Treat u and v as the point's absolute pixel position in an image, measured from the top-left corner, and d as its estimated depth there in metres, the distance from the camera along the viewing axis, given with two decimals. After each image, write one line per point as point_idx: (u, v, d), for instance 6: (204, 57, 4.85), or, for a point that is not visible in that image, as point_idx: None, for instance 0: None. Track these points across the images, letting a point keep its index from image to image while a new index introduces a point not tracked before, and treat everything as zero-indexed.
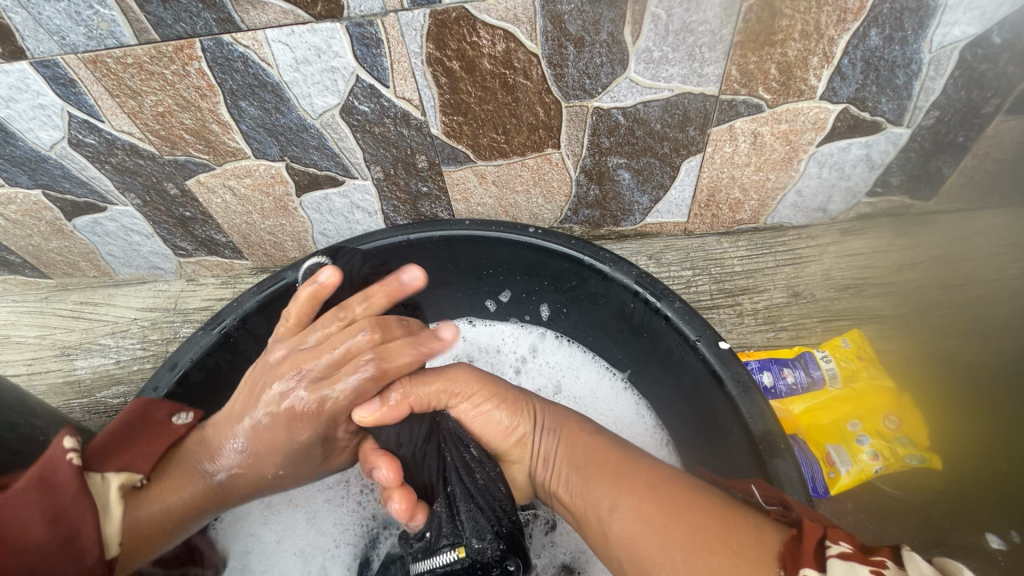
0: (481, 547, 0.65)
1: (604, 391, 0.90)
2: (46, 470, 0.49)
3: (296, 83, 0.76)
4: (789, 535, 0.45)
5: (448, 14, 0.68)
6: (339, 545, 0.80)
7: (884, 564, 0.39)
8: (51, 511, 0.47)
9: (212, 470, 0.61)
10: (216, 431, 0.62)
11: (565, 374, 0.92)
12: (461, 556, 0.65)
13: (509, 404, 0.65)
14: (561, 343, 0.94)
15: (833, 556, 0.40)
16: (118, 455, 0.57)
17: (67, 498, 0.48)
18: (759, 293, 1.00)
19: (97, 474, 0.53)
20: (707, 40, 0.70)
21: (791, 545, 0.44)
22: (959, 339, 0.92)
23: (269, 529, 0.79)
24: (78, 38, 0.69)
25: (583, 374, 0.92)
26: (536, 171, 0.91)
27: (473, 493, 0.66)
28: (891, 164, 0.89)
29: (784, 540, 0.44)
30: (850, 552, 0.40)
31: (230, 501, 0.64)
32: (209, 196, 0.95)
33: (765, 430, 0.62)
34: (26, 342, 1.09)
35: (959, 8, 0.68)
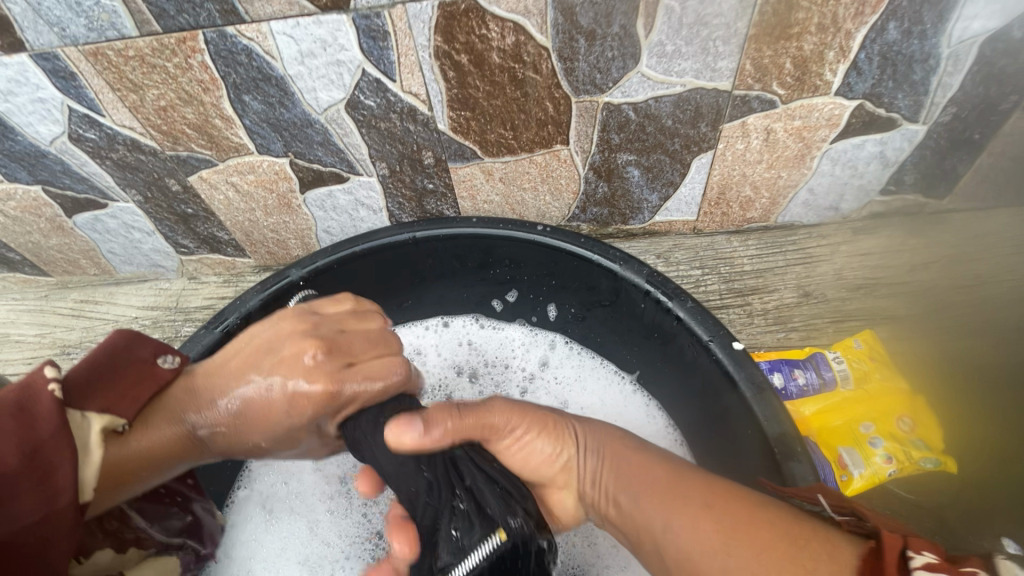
0: (519, 525, 0.57)
1: (615, 399, 0.88)
2: (23, 399, 0.43)
3: (301, 77, 0.75)
4: (866, 545, 0.42)
5: (457, 6, 0.66)
6: (348, 555, 0.79)
7: None
8: (29, 444, 0.41)
9: (197, 422, 0.55)
10: (208, 382, 0.57)
11: (576, 387, 0.90)
12: (503, 539, 0.55)
13: (550, 431, 0.62)
14: (572, 355, 0.92)
15: (918, 567, 0.37)
16: (100, 392, 0.49)
17: (42, 436, 0.42)
18: (770, 293, 0.99)
19: (76, 411, 0.47)
20: (722, 33, 0.69)
21: (870, 557, 0.40)
22: (973, 341, 0.90)
23: (271, 538, 0.78)
24: (78, 30, 0.68)
25: (594, 384, 0.90)
26: (544, 167, 0.89)
27: (495, 476, 0.62)
28: (906, 162, 0.87)
29: (862, 551, 0.41)
30: (937, 563, 0.37)
31: (208, 454, 0.58)
32: (212, 192, 0.93)
33: (780, 433, 0.61)
34: (26, 340, 1.08)
35: (980, 1, 0.66)
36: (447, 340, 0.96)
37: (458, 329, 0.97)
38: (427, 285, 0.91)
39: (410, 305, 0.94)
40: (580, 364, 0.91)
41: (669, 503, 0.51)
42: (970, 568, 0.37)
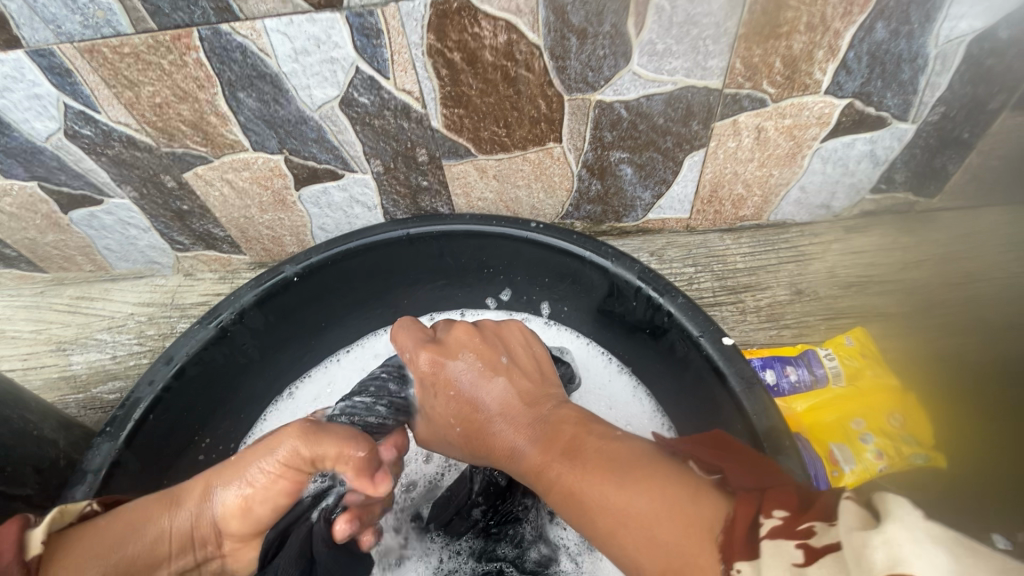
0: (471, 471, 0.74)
1: (600, 374, 0.88)
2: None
3: (295, 75, 0.75)
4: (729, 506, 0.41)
5: (449, 4, 0.67)
6: None
7: (809, 533, 0.35)
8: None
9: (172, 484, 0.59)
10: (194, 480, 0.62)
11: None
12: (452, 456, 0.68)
13: (475, 457, 0.63)
14: (549, 326, 0.93)
15: (763, 533, 0.37)
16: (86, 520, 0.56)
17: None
18: (762, 290, 0.99)
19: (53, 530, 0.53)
20: (711, 32, 0.69)
21: (728, 518, 0.40)
22: (961, 338, 0.91)
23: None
24: (73, 27, 0.68)
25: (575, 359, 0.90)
26: (538, 165, 0.90)
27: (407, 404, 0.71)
28: (896, 161, 0.88)
29: (721, 514, 0.40)
30: (780, 524, 0.37)
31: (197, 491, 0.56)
32: (207, 189, 0.94)
33: (769, 427, 0.61)
34: (22, 337, 1.08)
35: (965, 1, 0.67)
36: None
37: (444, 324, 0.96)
38: (420, 281, 0.92)
39: (404, 304, 0.94)
40: (558, 337, 0.92)
41: (582, 516, 0.47)
42: (807, 524, 0.36)
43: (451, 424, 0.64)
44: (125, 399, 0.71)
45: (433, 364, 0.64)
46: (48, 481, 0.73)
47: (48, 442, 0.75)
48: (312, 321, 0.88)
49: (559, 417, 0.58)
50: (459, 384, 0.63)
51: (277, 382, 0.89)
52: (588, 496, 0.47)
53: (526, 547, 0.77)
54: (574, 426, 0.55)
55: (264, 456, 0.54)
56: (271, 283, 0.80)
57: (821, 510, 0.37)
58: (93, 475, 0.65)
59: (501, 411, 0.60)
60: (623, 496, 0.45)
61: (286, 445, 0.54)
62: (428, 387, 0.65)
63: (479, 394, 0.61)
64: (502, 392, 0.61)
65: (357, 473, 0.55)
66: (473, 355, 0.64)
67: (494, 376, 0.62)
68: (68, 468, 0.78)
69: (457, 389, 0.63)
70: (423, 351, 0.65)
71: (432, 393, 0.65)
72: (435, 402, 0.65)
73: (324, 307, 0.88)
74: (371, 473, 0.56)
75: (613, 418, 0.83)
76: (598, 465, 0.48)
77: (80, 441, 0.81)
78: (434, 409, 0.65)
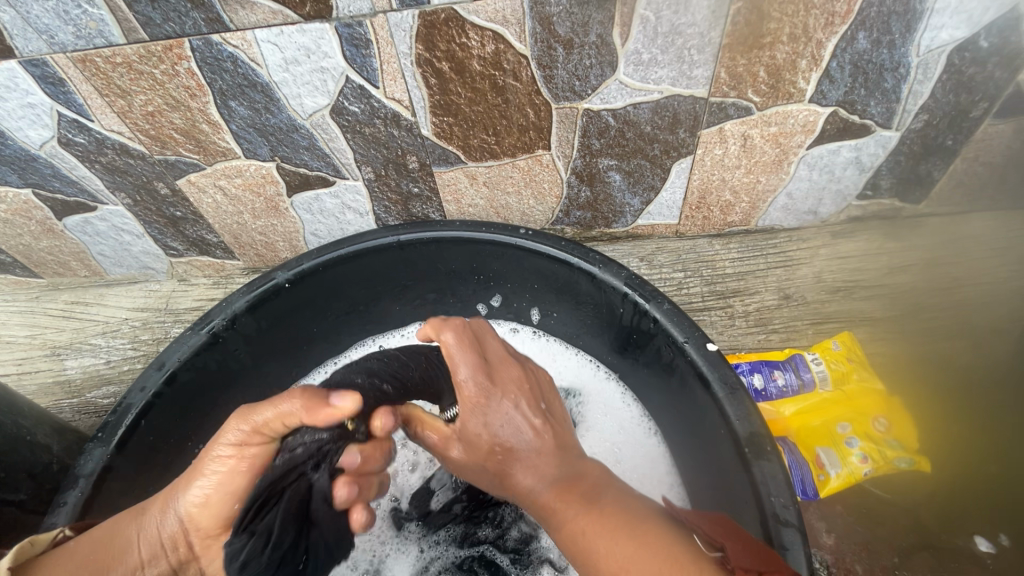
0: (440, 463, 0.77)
1: (589, 384, 0.90)
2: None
3: (286, 84, 0.76)
4: None
5: (437, 15, 0.68)
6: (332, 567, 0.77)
7: None
8: None
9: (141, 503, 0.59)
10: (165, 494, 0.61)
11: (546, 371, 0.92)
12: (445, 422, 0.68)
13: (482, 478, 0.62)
14: (538, 336, 0.95)
15: None
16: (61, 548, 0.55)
17: None
18: (750, 295, 1.00)
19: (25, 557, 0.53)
20: (696, 42, 0.70)
21: None
22: (947, 343, 0.92)
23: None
24: (66, 37, 0.69)
25: (566, 368, 0.92)
26: (527, 172, 0.91)
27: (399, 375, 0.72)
28: (882, 167, 0.89)
29: None
30: None
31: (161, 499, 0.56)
32: (200, 196, 0.95)
33: (751, 432, 0.62)
34: (16, 341, 1.08)
35: (945, 12, 0.68)
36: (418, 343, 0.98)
37: None
38: (411, 286, 0.92)
39: (397, 309, 0.96)
40: (548, 347, 0.94)
41: (588, 559, 0.52)
42: None
43: (476, 450, 0.60)
44: (117, 405, 0.72)
45: (486, 396, 0.58)
46: (41, 486, 0.74)
47: (41, 447, 0.75)
48: (303, 327, 0.89)
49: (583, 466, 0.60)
50: (505, 422, 0.58)
51: (269, 388, 0.90)
52: (596, 545, 0.52)
53: (506, 527, 0.79)
54: (592, 475, 0.59)
55: (215, 444, 0.56)
56: (262, 289, 0.80)
57: None
58: (85, 481, 0.66)
59: (533, 454, 0.58)
60: (630, 549, 0.50)
61: (234, 427, 0.55)
62: (473, 414, 0.58)
63: (520, 434, 0.58)
64: (538, 436, 0.59)
65: (308, 407, 0.55)
66: (524, 394, 0.60)
67: (537, 419, 0.59)
68: (61, 473, 0.78)
69: (495, 427, 0.58)
70: (475, 377, 0.58)
71: (475, 418, 0.58)
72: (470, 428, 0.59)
73: (315, 313, 0.88)
74: (324, 403, 0.55)
75: (606, 427, 0.85)
76: (613, 516, 0.53)
77: (73, 446, 0.82)
78: (467, 433, 0.60)
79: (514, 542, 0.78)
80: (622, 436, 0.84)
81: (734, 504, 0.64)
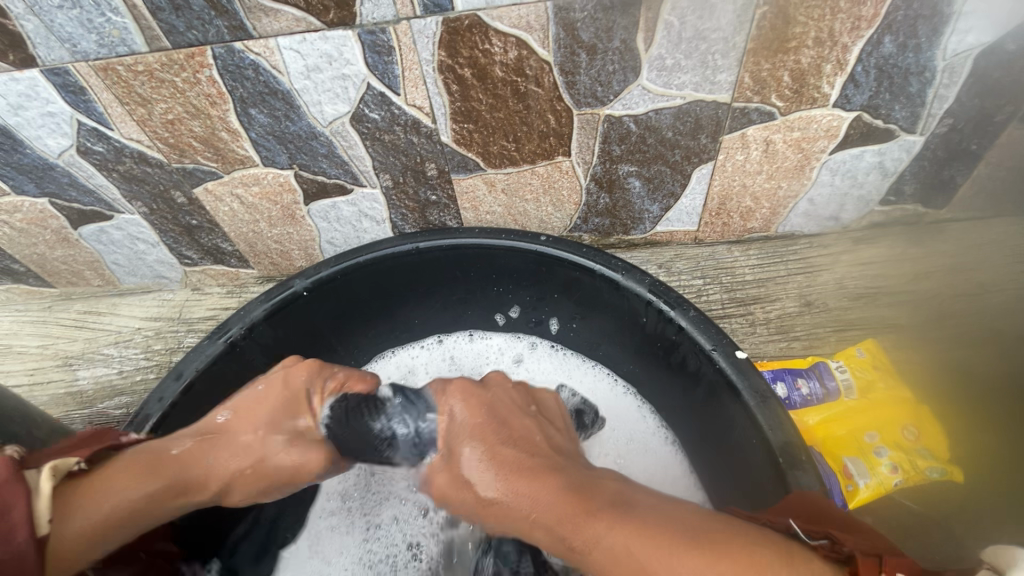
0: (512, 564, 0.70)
1: (605, 395, 0.89)
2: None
3: (306, 91, 0.76)
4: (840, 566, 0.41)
5: (461, 22, 0.67)
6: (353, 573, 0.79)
7: None
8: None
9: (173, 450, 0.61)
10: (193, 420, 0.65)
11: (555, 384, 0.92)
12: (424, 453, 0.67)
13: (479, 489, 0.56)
14: (555, 350, 0.94)
15: None
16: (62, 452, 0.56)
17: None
18: (771, 303, 0.99)
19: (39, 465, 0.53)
20: (720, 47, 0.70)
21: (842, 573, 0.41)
22: (973, 351, 0.90)
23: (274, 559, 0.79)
24: (89, 46, 0.69)
25: (583, 383, 0.91)
26: (546, 179, 0.90)
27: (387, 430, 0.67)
28: (905, 172, 0.88)
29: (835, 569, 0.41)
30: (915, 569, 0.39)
31: (192, 486, 0.61)
32: (217, 204, 0.94)
33: (785, 442, 0.61)
34: (28, 352, 1.08)
35: (973, 16, 0.67)
36: (435, 357, 0.97)
37: (449, 346, 0.97)
38: (429, 295, 0.91)
39: (411, 322, 0.95)
40: (563, 362, 0.93)
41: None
42: None
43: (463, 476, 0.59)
44: (135, 415, 0.71)
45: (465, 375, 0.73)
46: None
47: None
48: (320, 337, 0.88)
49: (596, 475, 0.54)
50: (487, 418, 0.62)
51: None
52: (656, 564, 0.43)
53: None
54: (615, 484, 0.52)
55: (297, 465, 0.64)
56: (281, 293, 0.80)
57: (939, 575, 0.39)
58: None
59: (535, 450, 0.58)
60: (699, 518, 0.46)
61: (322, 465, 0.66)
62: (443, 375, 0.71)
63: (520, 428, 0.61)
64: (539, 432, 0.61)
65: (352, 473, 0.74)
66: (502, 399, 0.65)
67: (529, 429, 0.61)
68: None
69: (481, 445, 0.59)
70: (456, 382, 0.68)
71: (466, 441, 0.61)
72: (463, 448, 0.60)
73: (330, 324, 0.88)
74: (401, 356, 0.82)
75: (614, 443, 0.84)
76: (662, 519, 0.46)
77: None
78: (454, 451, 0.61)
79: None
80: (631, 448, 0.83)
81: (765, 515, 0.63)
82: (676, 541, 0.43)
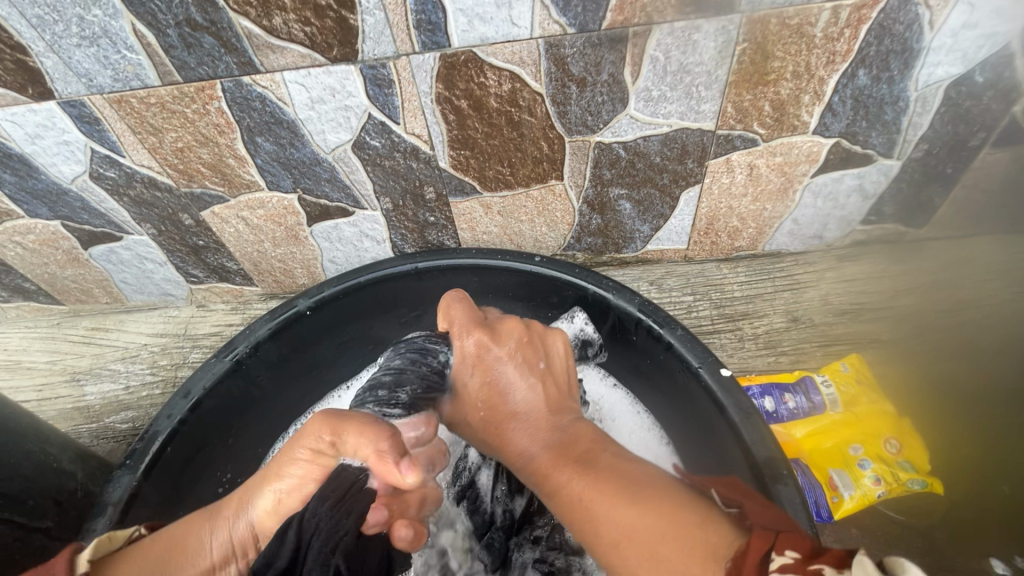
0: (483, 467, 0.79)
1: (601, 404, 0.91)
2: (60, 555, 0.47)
3: (310, 121, 0.80)
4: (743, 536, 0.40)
5: (457, 57, 0.71)
6: None
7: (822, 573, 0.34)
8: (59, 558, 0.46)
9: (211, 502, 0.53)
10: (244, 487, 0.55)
11: None
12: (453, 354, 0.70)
13: (479, 425, 0.64)
14: None
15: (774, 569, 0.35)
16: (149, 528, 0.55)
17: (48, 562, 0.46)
18: (759, 318, 1.02)
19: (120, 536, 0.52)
20: (704, 79, 0.74)
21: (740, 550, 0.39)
22: (954, 365, 0.93)
23: None
24: (104, 80, 0.73)
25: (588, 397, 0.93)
26: (540, 202, 0.94)
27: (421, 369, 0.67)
28: (884, 194, 0.92)
29: (735, 538, 0.40)
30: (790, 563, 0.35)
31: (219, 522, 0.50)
32: (223, 226, 0.98)
33: (768, 456, 0.64)
34: (37, 367, 1.11)
35: (942, 50, 0.71)
36: None
37: None
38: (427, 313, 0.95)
39: None
40: None
41: (585, 525, 0.48)
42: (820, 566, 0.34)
43: (469, 409, 0.66)
44: (143, 433, 0.74)
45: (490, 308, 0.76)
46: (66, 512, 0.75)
47: (67, 473, 0.77)
48: (322, 354, 0.91)
49: (576, 431, 0.58)
50: (499, 377, 0.65)
51: (284, 415, 0.90)
52: (593, 511, 0.48)
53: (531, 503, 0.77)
54: (591, 442, 0.56)
55: (294, 444, 0.48)
56: (286, 311, 0.84)
57: (834, 557, 0.35)
58: (112, 508, 0.67)
59: (531, 413, 0.61)
60: (646, 476, 0.49)
61: (317, 434, 0.47)
62: (471, 304, 0.71)
63: (521, 391, 0.63)
64: (541, 395, 0.63)
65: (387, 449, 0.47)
66: (513, 340, 0.66)
67: (530, 374, 0.64)
68: (85, 499, 0.80)
69: (484, 378, 0.65)
70: (475, 332, 0.68)
71: (471, 375, 0.66)
72: (469, 383, 0.66)
73: (332, 342, 0.91)
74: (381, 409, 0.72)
75: None
76: (621, 476, 0.49)
77: (96, 472, 0.83)
78: (464, 394, 0.66)
79: (557, 566, 0.73)
80: None
81: None
82: (620, 498, 0.47)
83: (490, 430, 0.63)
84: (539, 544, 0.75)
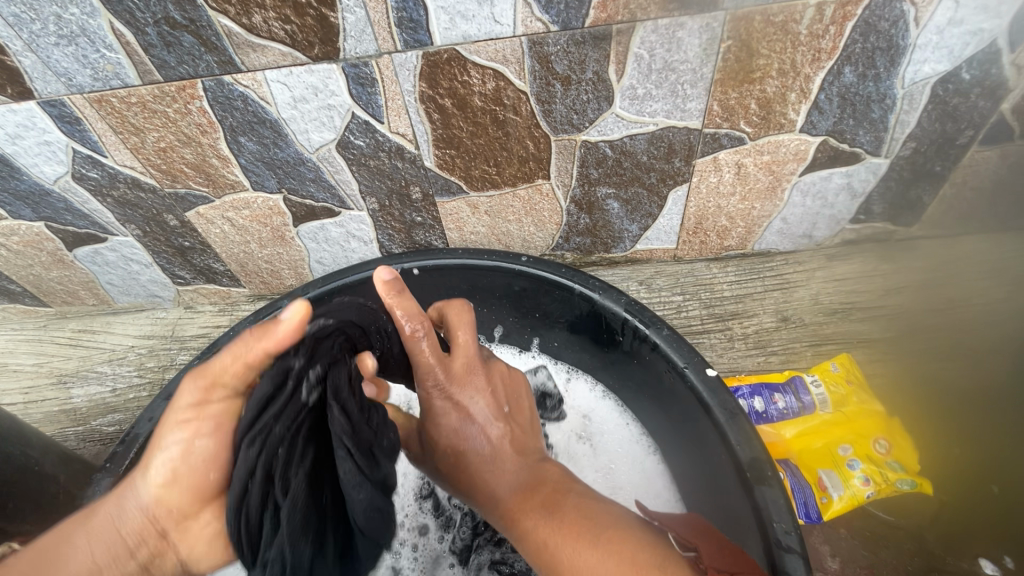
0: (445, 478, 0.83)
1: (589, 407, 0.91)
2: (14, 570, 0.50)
3: (294, 120, 0.79)
4: None
5: (440, 55, 0.71)
6: None
7: None
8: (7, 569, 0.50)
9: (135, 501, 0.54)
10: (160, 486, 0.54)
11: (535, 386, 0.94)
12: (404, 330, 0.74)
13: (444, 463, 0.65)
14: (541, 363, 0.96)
15: None
16: None
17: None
18: (749, 318, 1.01)
19: None
20: (689, 77, 0.73)
21: None
22: (942, 365, 0.93)
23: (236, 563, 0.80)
24: (84, 79, 0.72)
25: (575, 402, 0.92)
26: (528, 201, 0.93)
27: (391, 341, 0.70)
28: (873, 193, 0.92)
29: None
30: None
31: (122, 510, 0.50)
32: (209, 226, 0.97)
33: (752, 457, 0.63)
34: (24, 370, 1.10)
35: (928, 47, 0.70)
36: None
37: None
38: None
39: None
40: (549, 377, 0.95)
41: (550, 566, 0.52)
42: None
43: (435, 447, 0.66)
44: (125, 436, 0.72)
45: (457, 304, 0.71)
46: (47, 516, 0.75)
47: (49, 477, 0.76)
48: None
49: (543, 474, 0.62)
50: (467, 416, 0.65)
51: None
52: (561, 554, 0.52)
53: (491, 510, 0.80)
54: (556, 485, 0.60)
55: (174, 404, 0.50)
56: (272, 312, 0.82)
57: None
58: None
59: (498, 454, 0.63)
60: (613, 517, 0.54)
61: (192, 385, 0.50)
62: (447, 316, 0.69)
63: (488, 432, 0.64)
64: (507, 436, 0.65)
65: (258, 337, 0.50)
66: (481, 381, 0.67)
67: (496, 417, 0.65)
68: (69, 502, 0.79)
69: (451, 419, 0.65)
70: (440, 369, 0.66)
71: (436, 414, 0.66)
72: (435, 420, 0.66)
73: None
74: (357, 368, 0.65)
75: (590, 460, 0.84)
76: (589, 520, 0.54)
77: (80, 475, 0.82)
78: (433, 420, 0.66)
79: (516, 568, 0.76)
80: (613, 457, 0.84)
81: (736, 526, 0.65)
82: (585, 541, 0.52)
83: (456, 468, 0.64)
84: (501, 546, 0.78)
